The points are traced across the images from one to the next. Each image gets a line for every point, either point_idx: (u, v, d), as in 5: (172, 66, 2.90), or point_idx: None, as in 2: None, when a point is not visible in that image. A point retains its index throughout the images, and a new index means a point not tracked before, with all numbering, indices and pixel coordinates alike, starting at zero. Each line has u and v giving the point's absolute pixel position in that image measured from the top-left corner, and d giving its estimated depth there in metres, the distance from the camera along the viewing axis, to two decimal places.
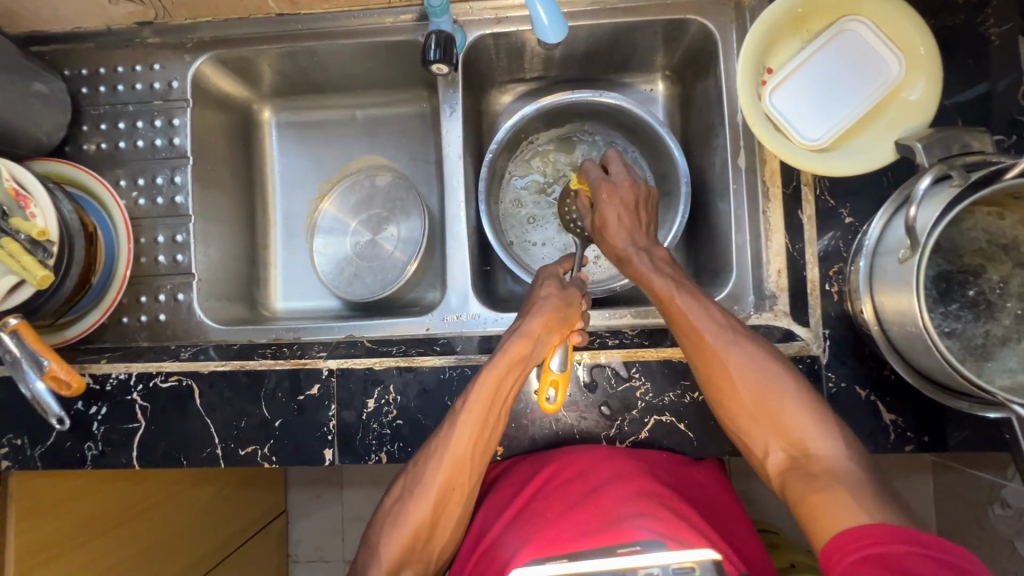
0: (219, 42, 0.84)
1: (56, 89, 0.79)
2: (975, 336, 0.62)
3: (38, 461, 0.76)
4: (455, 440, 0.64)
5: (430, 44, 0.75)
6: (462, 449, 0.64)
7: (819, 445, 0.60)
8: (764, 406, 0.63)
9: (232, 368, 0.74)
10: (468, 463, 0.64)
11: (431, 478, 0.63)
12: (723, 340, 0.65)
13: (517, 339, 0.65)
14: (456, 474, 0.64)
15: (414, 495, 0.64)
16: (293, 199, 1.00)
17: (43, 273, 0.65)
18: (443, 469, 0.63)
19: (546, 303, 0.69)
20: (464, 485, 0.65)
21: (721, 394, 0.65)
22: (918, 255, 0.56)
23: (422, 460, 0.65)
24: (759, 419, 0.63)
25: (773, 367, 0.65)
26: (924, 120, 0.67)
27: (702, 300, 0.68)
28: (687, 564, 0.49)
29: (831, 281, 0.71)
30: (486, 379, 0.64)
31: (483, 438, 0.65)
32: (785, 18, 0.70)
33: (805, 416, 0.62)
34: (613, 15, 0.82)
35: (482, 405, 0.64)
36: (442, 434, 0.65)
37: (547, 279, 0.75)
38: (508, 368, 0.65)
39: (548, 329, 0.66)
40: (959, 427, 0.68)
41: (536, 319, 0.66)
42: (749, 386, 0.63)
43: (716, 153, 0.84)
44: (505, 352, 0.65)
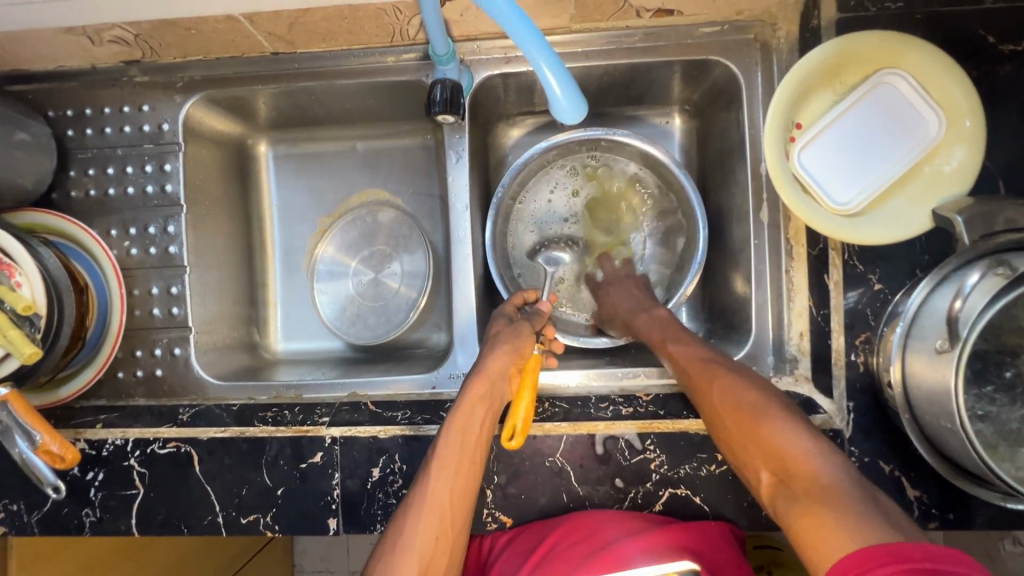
0: (211, 81, 0.80)
1: (40, 135, 0.75)
2: (1011, 421, 0.59)
3: (34, 528, 0.72)
4: (431, 485, 0.60)
5: (436, 94, 0.70)
6: (440, 498, 0.59)
7: (818, 464, 0.49)
8: (744, 422, 0.56)
9: (232, 435, 0.72)
10: (448, 512, 0.59)
11: (411, 538, 0.57)
12: (710, 372, 0.62)
13: (476, 377, 0.66)
14: (439, 526, 0.58)
15: (393, 559, 0.56)
16: (293, 235, 0.96)
17: (31, 349, 0.61)
18: (422, 524, 0.58)
19: (498, 339, 0.69)
20: (452, 538, 0.59)
21: (713, 417, 0.60)
22: (959, 350, 0.52)
23: (400, 520, 0.59)
24: (764, 445, 0.53)
25: (770, 393, 0.59)
26: (963, 188, 0.63)
27: (705, 347, 0.67)
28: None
29: (857, 351, 0.67)
30: (451, 424, 0.63)
31: (461, 486, 0.61)
32: (817, 71, 0.65)
33: (799, 437, 0.51)
34: (630, 54, 0.77)
35: (453, 446, 0.62)
36: (418, 485, 0.61)
37: (500, 318, 0.73)
38: (472, 407, 0.64)
39: (503, 362, 0.66)
40: (987, 504, 0.65)
41: (493, 354, 0.67)
42: (735, 401, 0.58)
43: (737, 200, 0.80)
44: (466, 394, 0.65)
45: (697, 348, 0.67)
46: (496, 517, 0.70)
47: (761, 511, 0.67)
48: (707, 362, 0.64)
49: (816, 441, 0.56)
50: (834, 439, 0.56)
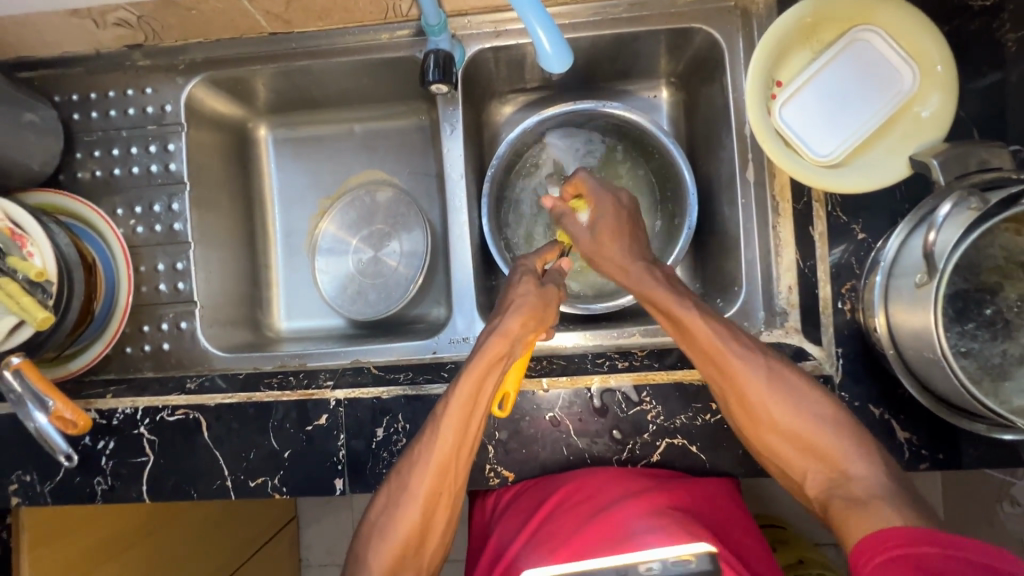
0: (211, 63, 0.82)
1: (48, 117, 0.77)
2: (993, 356, 0.61)
3: (48, 497, 0.74)
4: (439, 439, 0.63)
5: (429, 64, 0.73)
6: (447, 452, 0.63)
7: (858, 470, 0.61)
8: (799, 437, 0.64)
9: (239, 400, 0.74)
10: (451, 465, 0.64)
11: (416, 485, 0.63)
12: (738, 370, 0.64)
13: (494, 338, 0.63)
14: (441, 477, 0.63)
15: (399, 501, 0.63)
16: (293, 217, 0.98)
17: (43, 314, 0.63)
18: (428, 476, 0.63)
19: (523, 299, 0.66)
20: (451, 484, 0.64)
21: (746, 418, 0.66)
22: (936, 281, 0.54)
23: (404, 469, 0.64)
24: (806, 450, 0.64)
25: (794, 382, 0.65)
26: (938, 135, 0.65)
27: (707, 314, 0.66)
28: (684, 558, 0.53)
29: (843, 299, 0.70)
30: (463, 385, 0.63)
31: (465, 441, 0.64)
32: (794, 29, 0.68)
33: (828, 429, 0.63)
34: (616, 25, 0.79)
35: (463, 405, 0.63)
36: (425, 440, 0.64)
37: (525, 274, 0.70)
38: (488, 368, 0.63)
39: (525, 327, 0.64)
40: (976, 444, 0.67)
41: (515, 317, 0.64)
42: (799, 427, 0.64)
43: (723, 165, 0.82)
44: (481, 354, 0.63)
45: (707, 331, 0.65)
46: (498, 472, 0.72)
47: (756, 457, 0.69)
48: (718, 340, 0.65)
49: (846, 446, 0.62)
50: (858, 446, 0.62)
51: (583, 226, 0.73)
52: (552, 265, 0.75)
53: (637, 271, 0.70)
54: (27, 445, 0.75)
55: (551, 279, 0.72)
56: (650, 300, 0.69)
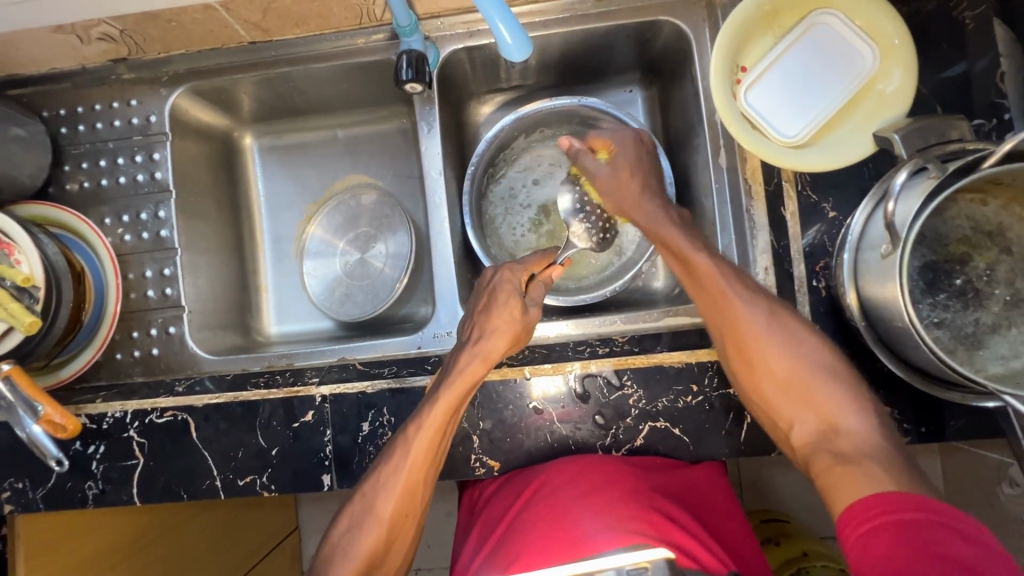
0: (194, 74, 0.85)
1: (36, 131, 0.80)
2: (965, 325, 0.62)
3: (40, 504, 0.75)
4: (409, 462, 0.65)
5: (402, 64, 0.75)
6: (413, 476, 0.65)
7: (851, 426, 0.64)
8: (793, 383, 0.67)
9: (226, 400, 0.75)
10: (418, 487, 0.66)
11: (383, 507, 0.65)
12: (744, 312, 0.67)
13: (474, 362, 0.67)
14: (407, 501, 0.65)
15: (365, 523, 0.64)
16: (280, 222, 1.00)
17: (31, 319, 0.65)
18: (394, 497, 0.65)
19: (497, 320, 0.70)
20: (415, 509, 0.67)
21: (744, 356, 0.67)
22: (900, 250, 0.55)
23: (372, 488, 0.65)
24: (796, 395, 0.67)
25: (799, 334, 0.67)
26: (901, 110, 0.66)
27: (716, 256, 0.69)
28: (640, 565, 0.54)
29: (818, 278, 0.71)
30: (439, 407, 0.65)
31: (434, 462, 0.66)
32: (754, 16, 0.70)
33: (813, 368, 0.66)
34: (585, 21, 0.81)
35: (434, 429, 0.65)
36: (394, 460, 0.65)
37: (509, 295, 0.71)
38: (463, 391, 0.66)
39: (500, 349, 0.69)
40: (957, 416, 0.67)
41: (493, 338, 0.69)
42: (797, 375, 0.66)
43: (697, 153, 0.84)
44: (458, 377, 0.67)
45: (721, 275, 0.68)
46: (483, 462, 0.72)
47: (740, 437, 0.69)
48: (725, 285, 0.67)
49: (840, 400, 0.65)
50: (852, 399, 0.65)
51: (601, 167, 0.77)
52: (539, 277, 0.75)
53: (651, 207, 0.74)
54: (20, 452, 0.76)
55: (533, 300, 0.73)
56: (658, 236, 0.73)
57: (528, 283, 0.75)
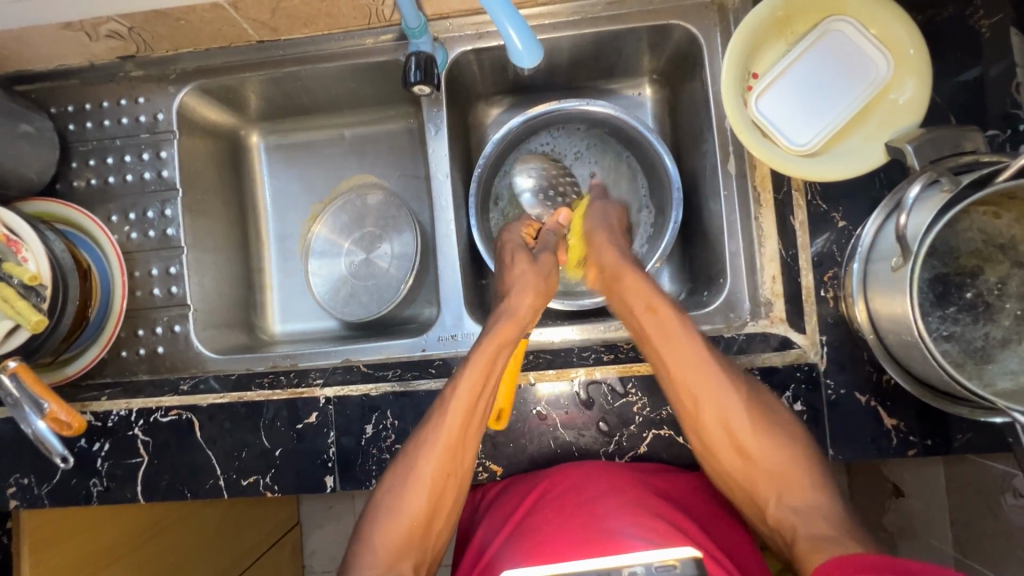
0: (201, 72, 0.85)
1: (43, 128, 0.80)
2: (975, 339, 0.61)
3: (45, 500, 0.75)
4: (448, 421, 0.65)
5: (410, 66, 0.74)
6: (456, 437, 0.66)
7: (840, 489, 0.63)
8: (780, 475, 0.66)
9: (231, 400, 0.75)
10: (458, 447, 0.66)
11: (424, 468, 0.65)
12: (718, 387, 0.67)
13: (505, 321, 0.71)
14: (450, 460, 0.66)
15: (409, 485, 0.65)
16: (286, 221, 1.00)
17: (37, 316, 0.65)
18: (436, 457, 0.65)
19: (524, 276, 0.75)
20: (457, 469, 0.67)
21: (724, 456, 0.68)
22: (911, 264, 0.55)
23: (414, 451, 0.66)
24: (765, 471, 0.67)
25: (772, 420, 0.66)
26: (914, 121, 0.66)
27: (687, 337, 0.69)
28: (667, 562, 0.54)
29: (826, 287, 0.70)
30: (476, 363, 0.67)
31: (474, 424, 0.67)
32: (767, 22, 0.69)
33: (782, 445, 0.66)
34: (595, 23, 0.81)
35: (473, 388, 0.66)
36: (435, 422, 0.66)
37: (515, 249, 0.79)
38: (499, 348, 0.68)
39: (529, 306, 0.73)
40: (963, 429, 0.67)
41: (522, 295, 0.73)
42: (775, 458, 0.66)
43: (706, 159, 0.83)
44: (494, 334, 0.69)
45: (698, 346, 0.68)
46: (487, 466, 0.73)
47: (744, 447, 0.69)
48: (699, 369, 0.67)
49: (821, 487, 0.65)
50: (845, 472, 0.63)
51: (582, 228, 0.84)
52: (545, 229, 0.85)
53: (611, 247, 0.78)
54: (25, 448, 0.76)
55: (543, 247, 0.81)
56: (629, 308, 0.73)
57: (535, 234, 0.85)
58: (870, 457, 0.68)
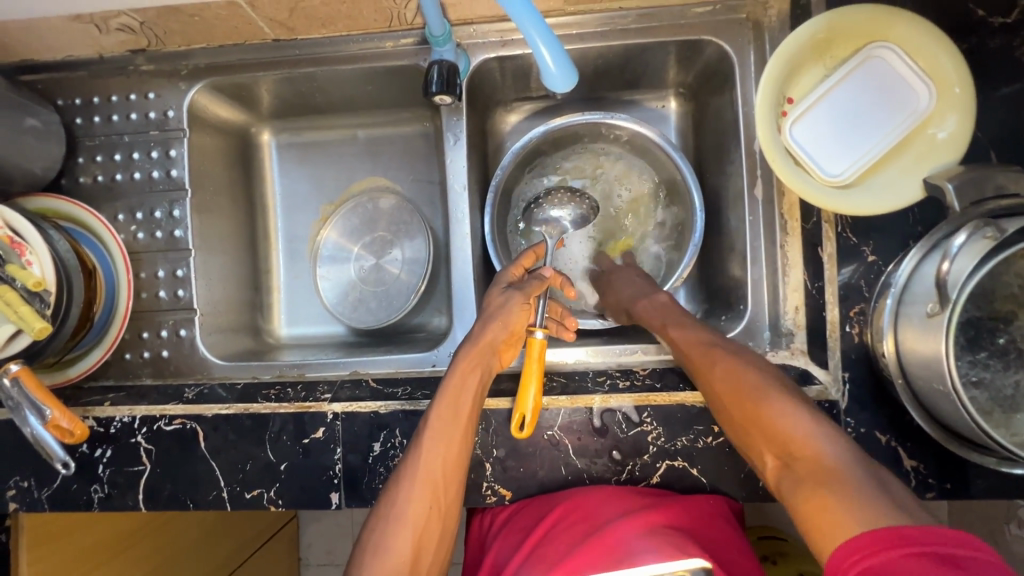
0: (214, 69, 0.82)
1: (49, 122, 0.77)
2: (1005, 387, 0.59)
3: (45, 504, 0.74)
4: (424, 455, 0.64)
5: (432, 75, 0.71)
6: (433, 470, 0.63)
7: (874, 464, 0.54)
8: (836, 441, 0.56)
9: (236, 411, 0.73)
10: (442, 482, 0.63)
11: (404, 503, 0.62)
12: (737, 365, 0.60)
13: (467, 349, 0.68)
14: (432, 495, 0.63)
15: (391, 523, 0.61)
16: (296, 222, 0.98)
17: (41, 324, 0.63)
18: (416, 492, 0.62)
19: (491, 311, 0.70)
20: (443, 507, 0.63)
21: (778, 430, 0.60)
22: (948, 312, 0.53)
23: (396, 486, 0.63)
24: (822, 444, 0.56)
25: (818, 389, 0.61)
26: (954, 157, 0.63)
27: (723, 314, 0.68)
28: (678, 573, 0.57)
29: (851, 322, 0.68)
30: (444, 396, 0.66)
31: (451, 457, 0.64)
32: (807, 45, 0.67)
33: (802, 421, 0.53)
34: (624, 36, 0.78)
35: (444, 416, 0.65)
36: (411, 456, 0.64)
37: (498, 285, 0.72)
38: (462, 379, 0.66)
39: (497, 336, 0.68)
40: (985, 474, 0.65)
41: (486, 327, 0.68)
42: (794, 438, 0.53)
43: (731, 180, 0.81)
44: (456, 368, 0.67)
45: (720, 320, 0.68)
46: (495, 490, 0.71)
47: (759, 482, 0.68)
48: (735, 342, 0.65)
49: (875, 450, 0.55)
50: None
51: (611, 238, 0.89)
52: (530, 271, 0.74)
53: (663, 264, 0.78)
54: (26, 451, 0.75)
55: (535, 278, 0.73)
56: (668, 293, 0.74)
57: (521, 277, 0.74)
58: None
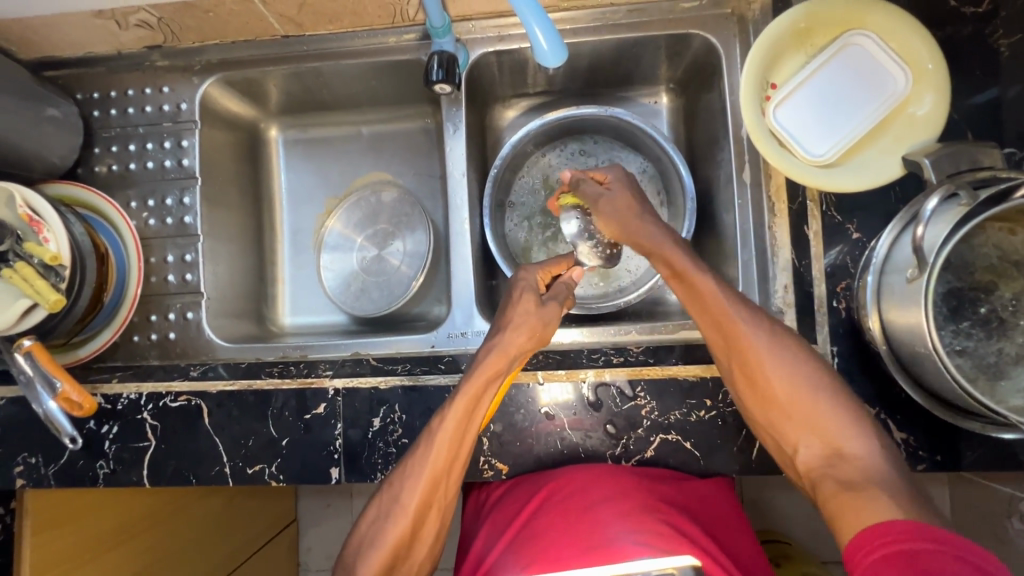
0: (226, 64, 0.86)
1: (68, 113, 0.81)
2: (988, 355, 0.61)
3: (51, 480, 0.76)
4: (432, 454, 0.64)
5: (432, 65, 0.76)
6: (438, 469, 0.64)
7: (853, 446, 0.60)
8: (799, 404, 0.63)
9: (240, 388, 0.75)
10: (445, 478, 0.65)
11: (408, 497, 0.64)
12: (749, 328, 0.63)
13: (493, 357, 0.66)
14: (433, 491, 0.65)
15: (392, 513, 0.64)
16: (301, 214, 1.01)
17: (55, 297, 0.66)
18: (420, 488, 0.64)
19: (520, 316, 0.68)
20: (439, 501, 0.66)
21: (757, 395, 0.64)
22: (926, 276, 0.55)
23: (397, 481, 0.65)
24: (795, 419, 0.63)
25: (805, 358, 0.64)
26: (932, 135, 0.66)
27: (719, 279, 0.65)
28: (668, 570, 0.58)
29: (838, 298, 0.70)
30: (462, 397, 0.65)
31: (458, 457, 0.66)
32: (787, 33, 0.70)
33: (782, 364, 0.63)
34: (615, 31, 0.82)
35: (457, 424, 0.65)
36: (419, 452, 0.65)
37: (525, 290, 0.71)
38: (485, 383, 0.66)
39: (522, 348, 0.68)
40: (974, 446, 0.66)
41: (511, 335, 0.67)
42: (785, 380, 0.63)
43: (721, 167, 0.83)
44: (480, 369, 0.66)
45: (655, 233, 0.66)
46: (492, 464, 0.72)
47: (752, 454, 0.69)
48: (731, 308, 0.64)
49: (844, 425, 0.61)
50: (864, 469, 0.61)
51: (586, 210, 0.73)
52: (560, 277, 0.75)
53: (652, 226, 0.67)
54: (34, 428, 0.77)
55: (553, 296, 0.72)
56: (666, 262, 0.67)
57: (548, 284, 0.75)
58: None
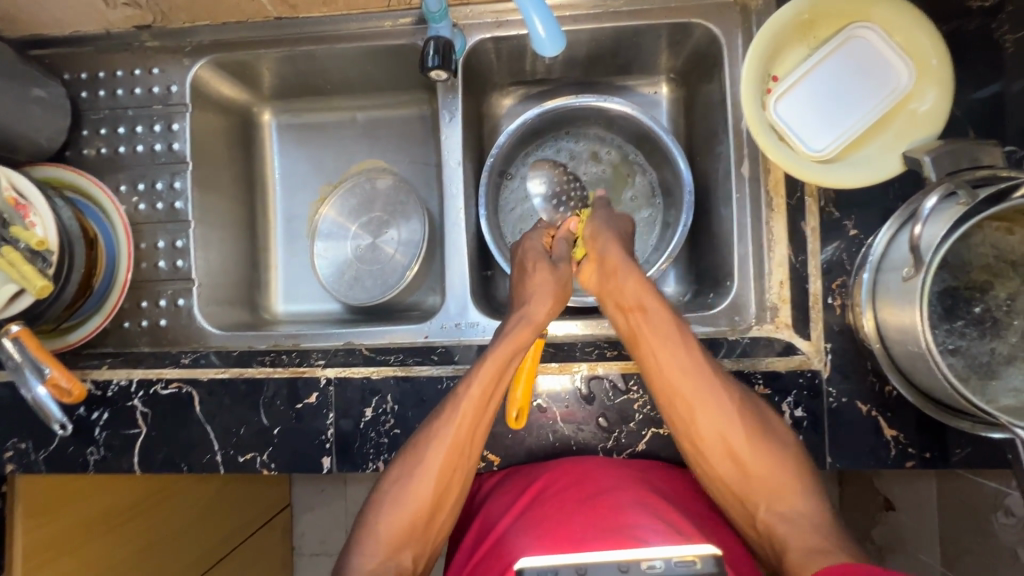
0: (217, 46, 0.84)
1: (56, 94, 0.79)
2: (980, 354, 0.61)
3: (41, 466, 0.76)
4: (459, 417, 0.65)
5: (429, 50, 0.74)
6: (461, 433, 0.65)
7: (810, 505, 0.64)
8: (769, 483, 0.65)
9: (232, 376, 0.75)
10: (466, 444, 0.66)
11: (430, 466, 0.65)
12: (713, 393, 0.66)
13: (520, 324, 0.67)
14: (455, 457, 0.66)
15: (412, 484, 0.65)
16: (294, 200, 0.99)
17: (42, 282, 0.65)
18: (442, 454, 0.65)
19: (545, 283, 0.70)
20: (463, 468, 0.67)
21: (722, 472, 0.67)
22: (924, 274, 0.54)
23: (410, 456, 0.66)
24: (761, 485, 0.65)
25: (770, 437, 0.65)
26: (933, 132, 0.66)
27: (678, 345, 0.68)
28: (687, 559, 0.52)
29: (833, 295, 0.70)
30: (490, 363, 0.65)
31: (481, 422, 0.66)
32: (790, 25, 0.69)
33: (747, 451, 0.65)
34: (616, 18, 0.80)
35: (484, 385, 0.65)
36: (444, 417, 0.66)
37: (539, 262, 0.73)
38: (513, 350, 0.66)
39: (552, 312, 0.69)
40: (962, 444, 0.67)
41: (538, 301, 0.69)
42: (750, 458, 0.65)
43: (720, 160, 0.82)
44: (510, 335, 0.67)
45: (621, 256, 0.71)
46: (486, 454, 0.74)
47: None
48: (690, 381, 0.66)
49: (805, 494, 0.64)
50: None
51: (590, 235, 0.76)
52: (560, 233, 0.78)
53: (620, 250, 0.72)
54: (23, 413, 0.77)
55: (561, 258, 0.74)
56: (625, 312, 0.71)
57: (551, 241, 0.77)
58: (869, 467, 0.68)
